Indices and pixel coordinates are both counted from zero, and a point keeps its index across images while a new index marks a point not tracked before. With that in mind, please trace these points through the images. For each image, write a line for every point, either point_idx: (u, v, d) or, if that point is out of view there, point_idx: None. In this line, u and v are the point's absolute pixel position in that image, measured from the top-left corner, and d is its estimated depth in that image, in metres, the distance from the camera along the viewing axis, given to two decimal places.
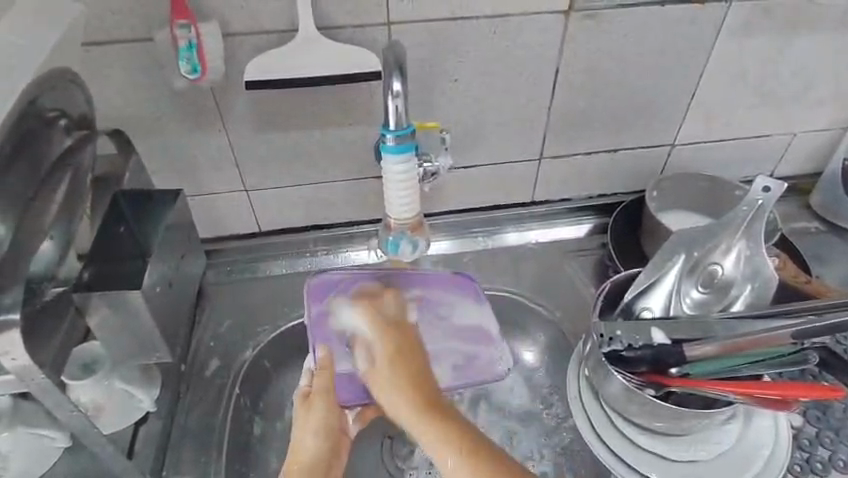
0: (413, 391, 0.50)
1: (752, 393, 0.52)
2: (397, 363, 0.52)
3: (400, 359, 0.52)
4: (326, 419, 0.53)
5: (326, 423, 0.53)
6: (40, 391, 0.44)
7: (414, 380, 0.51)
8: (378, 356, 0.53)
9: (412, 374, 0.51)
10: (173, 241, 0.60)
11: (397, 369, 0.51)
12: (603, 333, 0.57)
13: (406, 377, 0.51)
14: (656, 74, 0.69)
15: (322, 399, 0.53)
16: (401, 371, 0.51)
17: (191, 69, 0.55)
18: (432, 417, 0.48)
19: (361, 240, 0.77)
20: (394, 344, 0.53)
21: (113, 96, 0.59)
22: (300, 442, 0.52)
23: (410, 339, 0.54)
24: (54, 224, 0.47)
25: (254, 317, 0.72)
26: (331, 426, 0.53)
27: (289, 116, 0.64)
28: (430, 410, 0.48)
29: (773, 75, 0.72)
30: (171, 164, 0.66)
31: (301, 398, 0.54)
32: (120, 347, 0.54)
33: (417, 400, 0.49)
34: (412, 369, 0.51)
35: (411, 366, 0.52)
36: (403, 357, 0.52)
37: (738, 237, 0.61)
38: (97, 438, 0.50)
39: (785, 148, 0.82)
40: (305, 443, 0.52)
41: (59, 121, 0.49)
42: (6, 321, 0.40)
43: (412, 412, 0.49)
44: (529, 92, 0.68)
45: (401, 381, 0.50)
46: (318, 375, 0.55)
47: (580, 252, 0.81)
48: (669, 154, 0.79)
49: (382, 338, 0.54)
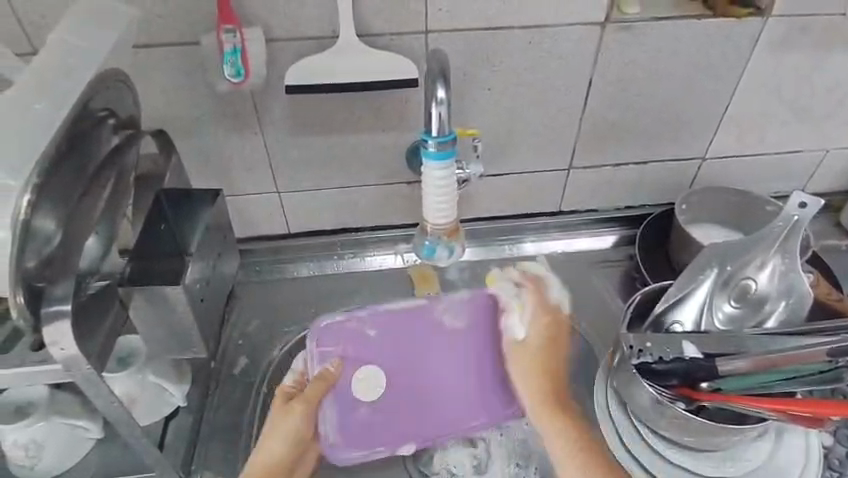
0: (542, 360, 0.65)
1: (787, 411, 0.51)
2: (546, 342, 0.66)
3: (547, 347, 0.66)
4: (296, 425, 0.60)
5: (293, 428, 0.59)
6: (83, 382, 0.45)
7: (555, 382, 0.64)
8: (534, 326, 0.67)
9: (548, 372, 0.65)
10: (210, 240, 0.61)
11: (537, 376, 0.65)
12: (634, 345, 0.56)
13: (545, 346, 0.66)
14: (688, 88, 0.69)
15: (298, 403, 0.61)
16: (541, 381, 0.64)
17: (235, 73, 0.57)
18: (557, 417, 0.61)
19: (388, 245, 0.78)
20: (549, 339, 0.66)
21: (156, 96, 0.61)
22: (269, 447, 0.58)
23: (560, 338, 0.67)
24: (100, 220, 0.48)
25: (281, 317, 0.73)
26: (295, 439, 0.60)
27: (325, 120, 0.65)
28: (560, 413, 0.61)
29: (808, 91, 0.72)
30: (207, 164, 0.67)
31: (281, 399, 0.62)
32: (157, 341, 0.55)
33: (548, 371, 0.65)
34: (555, 360, 0.65)
35: (546, 363, 0.65)
36: (547, 365, 0.65)
37: (772, 252, 0.60)
38: (133, 431, 0.51)
39: (817, 165, 0.81)
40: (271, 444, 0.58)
41: (108, 120, 0.50)
42: (57, 311, 0.41)
43: (540, 410, 0.63)
44: (562, 103, 0.68)
45: (537, 372, 0.65)
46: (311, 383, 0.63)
47: (606, 262, 0.80)
48: (699, 167, 0.79)
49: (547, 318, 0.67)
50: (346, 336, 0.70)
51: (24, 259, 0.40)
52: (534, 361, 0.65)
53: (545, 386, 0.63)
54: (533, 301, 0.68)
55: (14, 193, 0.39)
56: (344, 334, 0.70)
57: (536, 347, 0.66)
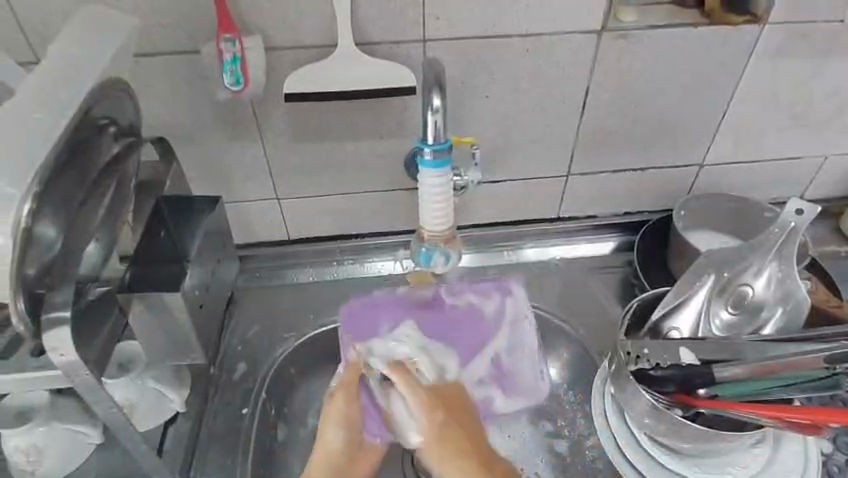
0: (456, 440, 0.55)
1: (787, 418, 0.51)
2: (437, 418, 0.57)
3: (447, 416, 0.58)
4: (346, 412, 0.60)
5: (346, 415, 0.60)
6: (82, 388, 0.45)
7: (472, 439, 0.57)
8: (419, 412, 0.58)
9: (471, 444, 0.56)
10: (209, 246, 0.62)
11: (442, 423, 0.57)
12: (630, 351, 0.56)
13: (453, 440, 0.55)
14: (685, 94, 0.70)
15: (341, 399, 0.60)
16: (436, 428, 0.56)
17: (234, 81, 0.57)
18: (489, 475, 0.54)
19: (386, 251, 0.78)
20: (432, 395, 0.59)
21: (156, 104, 0.61)
22: (325, 439, 0.59)
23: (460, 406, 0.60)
24: (101, 229, 0.49)
25: (280, 323, 0.73)
26: (349, 419, 0.60)
27: (323, 128, 0.66)
28: (490, 469, 0.54)
29: (806, 97, 0.72)
30: (208, 171, 0.68)
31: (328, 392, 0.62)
32: (156, 347, 0.55)
33: (475, 457, 0.55)
34: (467, 423, 0.59)
35: (453, 428, 0.56)
36: (449, 407, 0.59)
37: (769, 259, 0.61)
38: (131, 437, 0.51)
39: (816, 171, 0.81)
40: (329, 436, 0.59)
41: (109, 128, 0.51)
42: (58, 316, 0.42)
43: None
44: (559, 110, 0.69)
45: (464, 421, 0.60)
46: (346, 374, 0.63)
47: (605, 268, 0.81)
48: (696, 174, 0.79)
49: (432, 413, 0.57)
50: (448, 327, 0.74)
51: (25, 267, 0.41)
52: (436, 408, 0.58)
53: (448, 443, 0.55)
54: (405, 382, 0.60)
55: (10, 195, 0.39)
56: (431, 326, 0.74)
57: (430, 438, 0.56)
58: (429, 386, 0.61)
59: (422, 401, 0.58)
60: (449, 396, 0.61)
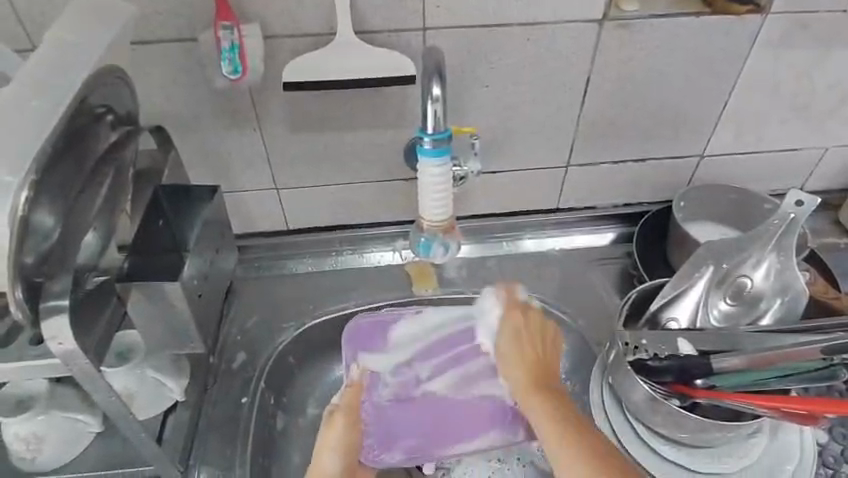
0: (538, 366, 0.60)
1: (782, 408, 0.51)
2: (522, 341, 0.61)
3: (528, 338, 0.61)
4: (344, 437, 0.57)
5: (347, 440, 0.57)
6: (81, 376, 0.45)
7: (542, 367, 0.60)
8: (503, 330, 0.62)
9: (538, 361, 0.60)
10: (208, 235, 0.61)
11: (528, 344, 0.61)
12: (629, 342, 0.56)
13: (526, 356, 0.60)
14: (687, 85, 0.69)
15: (340, 419, 0.57)
16: (517, 352, 0.60)
17: (233, 70, 0.57)
18: (558, 402, 0.56)
19: (385, 241, 0.78)
20: (518, 310, 0.63)
21: (154, 92, 0.61)
22: (319, 464, 0.56)
23: (545, 328, 0.63)
24: (100, 218, 0.49)
25: (279, 314, 0.73)
26: (347, 444, 0.57)
27: (323, 117, 0.65)
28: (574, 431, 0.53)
29: (807, 88, 0.72)
30: (206, 161, 0.68)
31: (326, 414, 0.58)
32: (155, 336, 0.55)
33: (552, 408, 0.55)
34: (548, 350, 0.61)
35: (554, 392, 0.57)
36: (532, 335, 0.62)
37: (768, 250, 0.60)
38: (131, 426, 0.51)
39: (816, 163, 0.81)
40: (325, 463, 0.56)
41: (106, 116, 0.51)
42: (56, 305, 0.42)
43: (522, 388, 0.59)
44: (560, 100, 0.68)
45: (522, 364, 0.60)
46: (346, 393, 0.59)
47: (603, 259, 0.81)
48: (697, 165, 0.79)
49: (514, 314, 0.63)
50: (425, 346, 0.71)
51: (23, 255, 0.40)
52: (523, 330, 0.61)
53: (521, 358, 0.59)
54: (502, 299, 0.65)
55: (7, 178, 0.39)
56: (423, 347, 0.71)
57: (510, 350, 0.61)
58: (534, 321, 0.62)
59: (515, 330, 0.62)
60: (545, 345, 0.62)
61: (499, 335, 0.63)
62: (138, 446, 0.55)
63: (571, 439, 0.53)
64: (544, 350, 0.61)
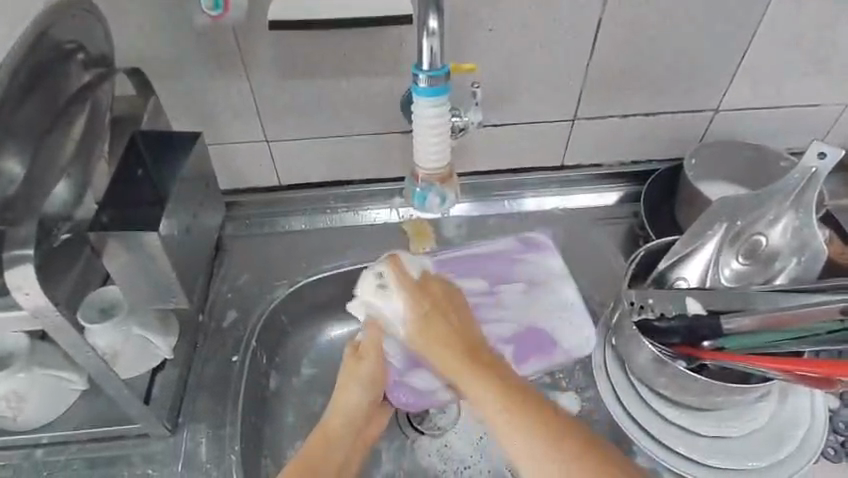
0: (452, 343, 0.53)
1: (794, 370, 0.49)
2: (434, 317, 0.54)
3: (438, 317, 0.54)
4: (373, 372, 0.58)
5: (372, 376, 0.57)
6: (55, 331, 0.43)
7: (462, 337, 0.53)
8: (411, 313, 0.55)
9: (452, 337, 0.53)
10: (192, 187, 0.58)
11: (434, 319, 0.54)
12: (634, 301, 0.54)
13: (439, 335, 0.53)
14: (704, 30, 0.64)
15: (368, 360, 0.57)
16: (435, 326, 0.54)
17: (213, 6, 0.54)
18: (480, 367, 0.51)
19: (382, 199, 0.75)
20: (423, 282, 0.57)
21: (130, 32, 0.56)
22: (348, 394, 0.57)
23: (450, 295, 0.57)
24: (72, 163, 0.48)
25: (271, 272, 0.71)
26: (373, 380, 0.57)
27: (313, 62, 0.61)
28: (494, 373, 0.51)
29: (835, 35, 0.67)
30: (191, 110, 0.64)
31: (349, 352, 0.58)
32: (136, 292, 0.53)
33: (470, 356, 0.52)
34: (452, 327, 0.54)
35: (457, 350, 0.52)
36: (441, 302, 0.56)
37: (787, 207, 0.57)
38: (114, 383, 0.49)
39: (836, 120, 0.77)
40: (352, 395, 0.56)
41: (77, 54, 0.48)
42: (21, 254, 0.39)
43: (450, 362, 0.52)
44: (567, 46, 0.64)
45: (439, 344, 0.53)
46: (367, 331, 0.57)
47: (609, 219, 0.77)
48: (710, 120, 0.74)
49: (423, 288, 0.57)
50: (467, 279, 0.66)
51: None
52: (421, 300, 0.55)
53: (440, 343, 0.53)
54: (395, 272, 0.58)
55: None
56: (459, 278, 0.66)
57: (423, 332, 0.54)
58: (436, 293, 0.57)
59: (419, 306, 0.55)
60: (456, 311, 0.56)
61: (404, 301, 0.56)
62: (123, 403, 0.53)
63: (465, 370, 0.51)
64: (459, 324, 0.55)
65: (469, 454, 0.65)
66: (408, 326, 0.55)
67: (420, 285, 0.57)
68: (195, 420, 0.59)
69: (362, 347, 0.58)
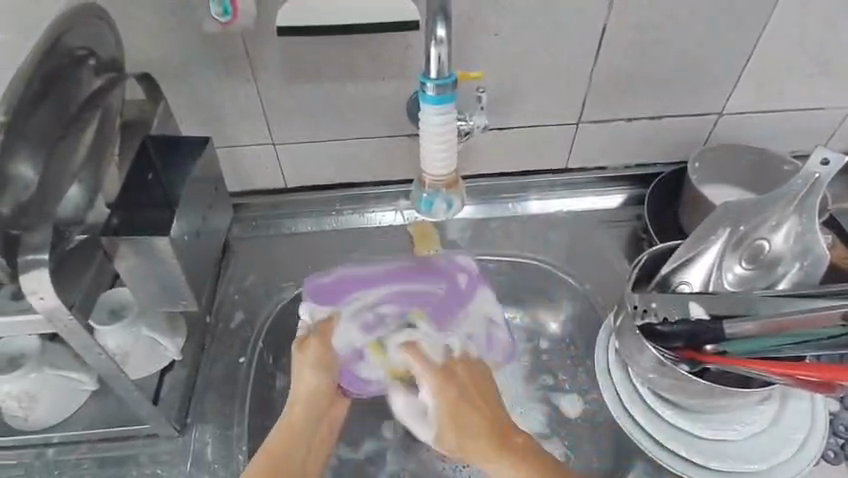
0: (489, 431, 0.57)
1: (796, 375, 0.49)
2: (460, 426, 0.57)
3: (467, 414, 0.57)
4: (323, 353, 0.61)
5: (323, 358, 0.61)
6: (68, 334, 0.44)
7: (493, 424, 0.58)
8: (439, 407, 0.58)
9: (495, 424, 0.58)
10: (201, 191, 0.59)
11: (463, 422, 0.57)
12: (638, 305, 0.55)
13: (481, 429, 0.57)
14: (708, 35, 0.65)
15: (315, 343, 0.61)
16: (461, 426, 0.57)
17: (223, 12, 0.53)
18: (508, 452, 0.56)
19: (387, 201, 0.75)
20: (447, 374, 0.59)
21: (140, 37, 0.57)
22: (302, 380, 0.60)
23: (480, 377, 0.61)
24: (84, 168, 0.49)
25: (277, 274, 0.72)
26: (324, 363, 0.61)
27: (320, 67, 0.61)
28: (531, 470, 0.55)
29: (839, 40, 0.67)
30: (199, 114, 0.65)
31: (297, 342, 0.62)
32: (146, 295, 0.53)
33: (508, 454, 0.56)
34: (490, 405, 0.59)
35: (501, 441, 0.57)
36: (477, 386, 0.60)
37: (789, 213, 0.57)
38: (125, 385, 0.50)
39: (840, 124, 0.77)
40: (307, 380, 0.60)
41: (88, 60, 0.48)
42: (36, 259, 0.39)
43: (486, 449, 0.57)
44: (571, 51, 0.64)
45: (473, 431, 0.57)
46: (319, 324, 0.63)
47: (613, 222, 0.78)
48: (715, 123, 0.75)
49: (443, 387, 0.58)
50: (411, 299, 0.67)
51: None
52: (446, 388, 0.58)
53: (463, 433, 0.56)
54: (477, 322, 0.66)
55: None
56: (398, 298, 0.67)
57: (476, 442, 0.57)
58: (477, 381, 0.60)
59: (451, 404, 0.58)
60: (493, 401, 0.60)
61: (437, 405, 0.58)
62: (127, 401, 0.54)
63: (496, 456, 0.56)
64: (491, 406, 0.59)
65: None
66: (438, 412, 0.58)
67: (468, 379, 0.60)
68: (203, 421, 0.60)
69: (307, 339, 0.62)
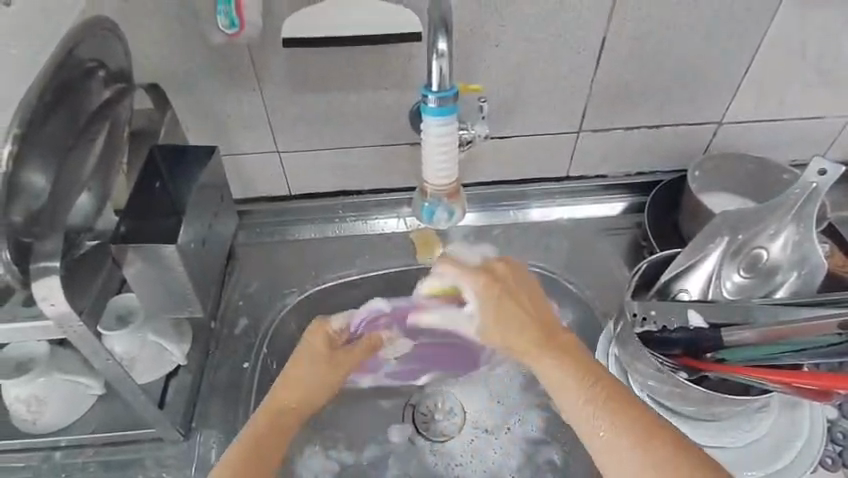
0: (533, 327, 0.54)
1: (793, 383, 0.49)
2: (504, 316, 0.55)
3: (516, 306, 0.55)
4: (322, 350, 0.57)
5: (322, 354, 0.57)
6: (78, 339, 0.45)
7: (538, 324, 0.54)
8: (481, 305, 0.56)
9: (538, 323, 0.54)
10: (207, 199, 0.60)
11: (509, 311, 0.55)
12: (637, 313, 0.55)
13: (522, 327, 0.54)
14: (707, 46, 0.66)
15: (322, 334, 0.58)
16: (499, 309, 0.55)
17: (229, 24, 0.54)
18: (551, 348, 0.53)
19: (390, 208, 0.76)
20: (490, 276, 0.57)
21: (149, 48, 0.58)
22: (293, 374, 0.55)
23: (535, 289, 0.58)
24: (95, 176, 0.50)
25: (281, 280, 0.73)
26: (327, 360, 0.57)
27: (325, 77, 0.63)
28: (590, 373, 0.50)
29: (836, 50, 0.68)
30: (206, 123, 0.66)
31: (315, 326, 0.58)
32: (153, 301, 0.54)
33: (556, 343, 0.53)
34: (529, 309, 0.55)
35: (542, 335, 0.54)
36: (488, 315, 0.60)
37: (787, 221, 0.58)
38: (131, 389, 0.51)
39: (839, 133, 0.77)
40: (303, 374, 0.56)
41: (98, 71, 0.50)
42: (47, 267, 0.41)
43: (523, 342, 0.54)
44: (571, 62, 0.65)
45: (512, 319, 0.55)
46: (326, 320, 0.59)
47: (613, 229, 0.79)
48: (714, 132, 0.75)
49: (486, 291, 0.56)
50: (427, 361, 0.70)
51: (10, 212, 0.41)
52: (495, 298, 0.56)
53: (508, 320, 0.55)
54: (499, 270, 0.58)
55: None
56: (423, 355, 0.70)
57: (512, 335, 0.55)
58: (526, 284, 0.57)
59: (486, 295, 0.56)
60: (542, 309, 0.56)
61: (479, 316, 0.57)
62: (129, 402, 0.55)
63: (545, 350, 0.53)
64: (539, 311, 0.56)
65: (460, 452, 0.67)
66: (484, 331, 0.57)
67: (513, 290, 0.56)
68: (208, 425, 0.61)
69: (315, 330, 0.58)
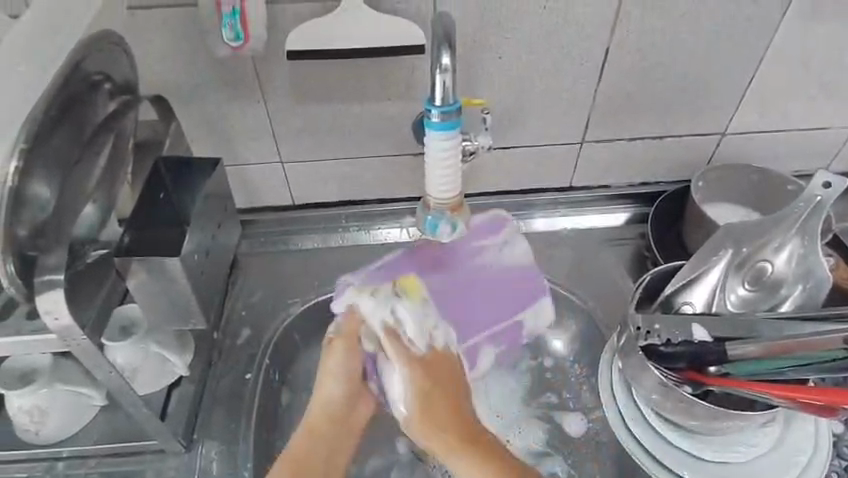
0: (446, 397, 0.61)
1: (798, 398, 0.49)
2: (428, 396, 0.61)
3: (435, 386, 0.61)
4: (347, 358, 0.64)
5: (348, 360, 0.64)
6: (81, 352, 0.45)
7: (438, 400, 0.61)
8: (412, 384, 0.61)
9: (431, 390, 0.61)
10: (211, 209, 0.60)
11: (437, 406, 0.61)
12: (640, 326, 0.54)
13: (435, 415, 0.61)
14: (710, 58, 0.66)
15: (340, 344, 0.64)
16: (431, 418, 0.61)
17: (234, 37, 0.54)
18: (433, 419, 0.61)
19: (393, 218, 0.76)
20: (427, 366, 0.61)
21: (155, 60, 0.59)
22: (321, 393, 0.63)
23: (456, 376, 0.63)
24: (99, 188, 0.50)
25: (283, 290, 0.72)
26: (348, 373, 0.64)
27: (328, 88, 0.63)
28: (484, 464, 0.59)
29: (839, 62, 0.68)
30: (210, 134, 0.66)
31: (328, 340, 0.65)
32: (156, 313, 0.54)
33: (448, 427, 0.61)
34: (443, 377, 0.62)
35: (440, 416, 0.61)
36: (435, 392, 0.61)
37: (791, 234, 0.58)
38: (134, 401, 0.51)
39: (843, 144, 0.77)
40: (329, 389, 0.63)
41: (104, 84, 0.50)
42: (51, 280, 0.41)
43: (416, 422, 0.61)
44: (574, 74, 0.65)
45: (438, 424, 0.61)
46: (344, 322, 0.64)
47: (617, 240, 0.78)
48: (718, 143, 0.75)
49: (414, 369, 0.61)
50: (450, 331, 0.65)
51: (17, 225, 0.42)
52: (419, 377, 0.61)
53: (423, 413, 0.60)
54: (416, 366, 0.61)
55: (1, 160, 0.41)
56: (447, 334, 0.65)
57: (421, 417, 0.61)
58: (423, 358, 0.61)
59: (417, 384, 0.61)
60: (446, 387, 0.62)
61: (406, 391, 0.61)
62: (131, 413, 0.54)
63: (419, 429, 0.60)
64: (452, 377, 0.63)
65: None
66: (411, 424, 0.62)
67: (437, 381, 0.61)
68: (210, 436, 0.61)
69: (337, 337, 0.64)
